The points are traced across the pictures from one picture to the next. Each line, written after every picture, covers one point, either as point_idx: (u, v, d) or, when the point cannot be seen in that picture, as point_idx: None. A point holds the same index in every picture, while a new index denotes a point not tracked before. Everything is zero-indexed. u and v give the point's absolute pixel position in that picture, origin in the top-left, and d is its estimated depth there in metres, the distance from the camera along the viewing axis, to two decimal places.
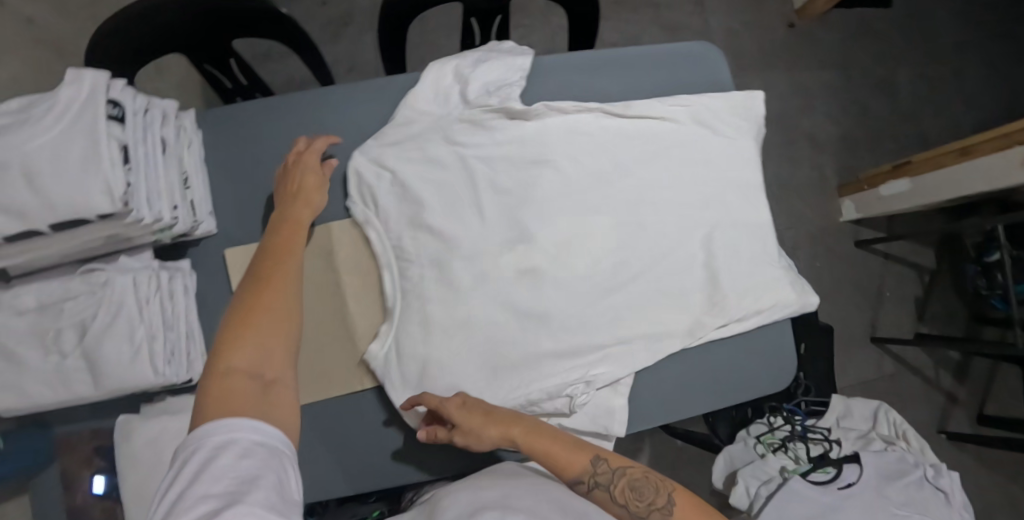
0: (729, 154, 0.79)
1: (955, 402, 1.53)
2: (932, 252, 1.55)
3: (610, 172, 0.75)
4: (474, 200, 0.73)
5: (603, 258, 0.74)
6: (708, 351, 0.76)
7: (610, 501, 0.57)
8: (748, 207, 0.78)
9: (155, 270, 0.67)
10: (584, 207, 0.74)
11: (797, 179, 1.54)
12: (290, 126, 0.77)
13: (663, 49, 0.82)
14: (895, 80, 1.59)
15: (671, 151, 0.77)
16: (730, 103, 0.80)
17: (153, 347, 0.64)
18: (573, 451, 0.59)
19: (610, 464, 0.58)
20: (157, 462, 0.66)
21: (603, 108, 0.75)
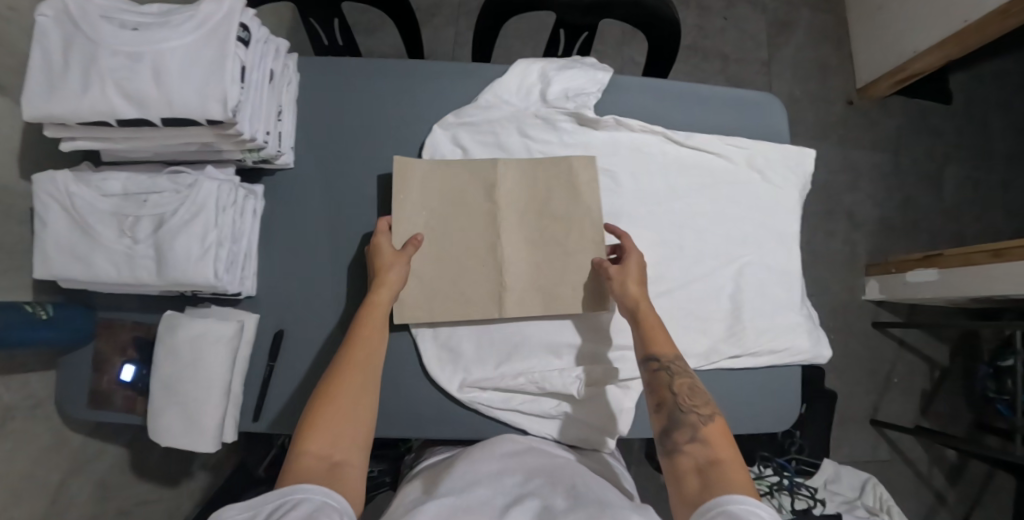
0: (775, 200, 0.83)
1: (943, 502, 1.52)
2: (948, 349, 1.55)
3: (668, 191, 0.79)
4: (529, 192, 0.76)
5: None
6: (715, 377, 0.79)
7: (667, 384, 0.62)
8: (783, 253, 0.82)
9: (235, 185, 0.72)
10: (629, 216, 0.78)
11: (828, 251, 1.56)
12: (376, 84, 0.80)
13: (742, 92, 0.86)
14: (942, 176, 1.61)
15: (725, 186, 0.81)
16: (785, 154, 0.84)
17: (218, 253, 0.68)
18: (671, 346, 0.64)
19: (688, 373, 0.63)
20: (192, 360, 0.69)
21: (666, 134, 0.79)
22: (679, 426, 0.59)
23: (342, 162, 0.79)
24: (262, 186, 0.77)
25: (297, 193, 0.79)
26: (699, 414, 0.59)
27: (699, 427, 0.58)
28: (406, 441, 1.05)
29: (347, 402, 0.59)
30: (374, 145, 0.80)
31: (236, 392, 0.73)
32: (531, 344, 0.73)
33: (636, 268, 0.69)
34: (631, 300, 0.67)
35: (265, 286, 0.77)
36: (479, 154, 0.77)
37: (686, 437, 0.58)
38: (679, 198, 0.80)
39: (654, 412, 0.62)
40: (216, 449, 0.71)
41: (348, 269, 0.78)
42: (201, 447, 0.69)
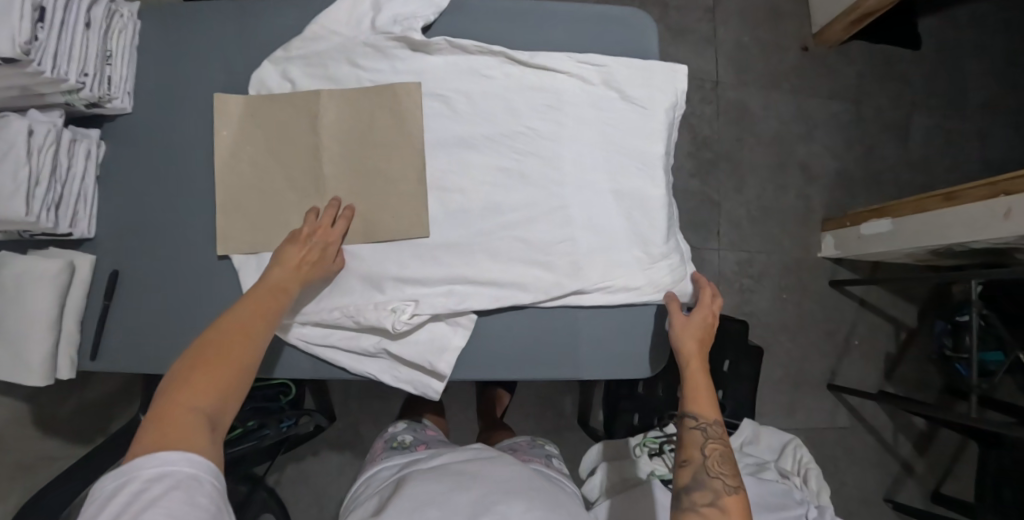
0: (636, 121, 0.77)
1: (909, 473, 1.41)
2: (916, 309, 1.45)
3: (508, 115, 0.75)
4: (355, 122, 0.73)
5: (474, 199, 0.73)
6: (562, 316, 0.74)
7: (698, 444, 0.60)
8: (643, 180, 0.76)
9: (58, 128, 0.71)
10: (464, 143, 0.74)
11: (781, 206, 1.46)
12: (217, 26, 0.80)
13: (602, 10, 0.80)
14: (909, 126, 1.50)
15: (577, 108, 0.76)
16: (648, 72, 0.77)
17: (35, 192, 0.68)
18: (713, 409, 0.62)
19: (723, 438, 0.61)
20: (15, 296, 0.70)
21: (506, 55, 0.75)
22: (699, 489, 0.57)
23: (179, 104, 0.80)
24: (98, 131, 0.78)
25: (141, 136, 0.80)
26: (722, 482, 0.57)
27: (721, 495, 0.56)
28: (287, 393, 1.06)
29: (241, 358, 0.53)
30: (211, 86, 0.80)
31: (69, 330, 0.74)
32: (351, 278, 0.71)
33: (692, 332, 0.67)
34: (682, 354, 0.66)
35: (105, 228, 0.79)
36: (306, 87, 0.74)
37: (705, 500, 0.56)
38: (523, 124, 0.75)
39: (677, 465, 0.60)
40: (46, 386, 0.71)
41: (188, 211, 0.78)
42: (28, 383, 0.70)
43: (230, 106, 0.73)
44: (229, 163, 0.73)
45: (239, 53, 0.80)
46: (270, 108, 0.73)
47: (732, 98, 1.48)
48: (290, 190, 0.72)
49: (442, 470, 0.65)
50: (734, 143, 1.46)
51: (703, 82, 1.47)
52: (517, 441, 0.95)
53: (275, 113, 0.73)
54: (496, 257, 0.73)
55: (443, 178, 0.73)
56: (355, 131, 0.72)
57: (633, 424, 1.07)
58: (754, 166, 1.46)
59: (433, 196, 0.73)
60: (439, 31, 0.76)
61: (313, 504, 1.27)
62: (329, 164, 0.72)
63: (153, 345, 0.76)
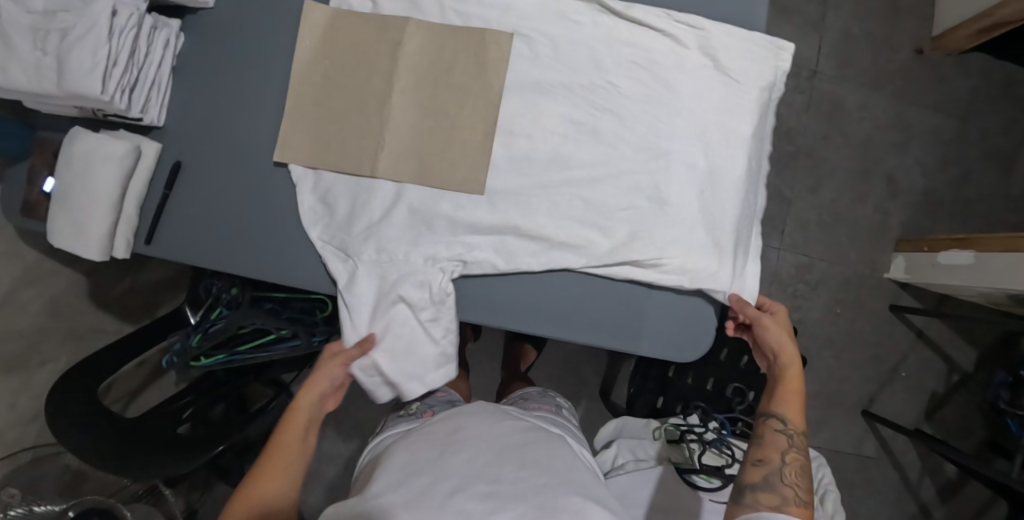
0: (728, 96, 0.71)
1: (926, 517, 1.36)
2: (976, 352, 1.35)
3: (588, 69, 0.71)
4: (433, 50, 0.70)
5: (540, 152, 0.70)
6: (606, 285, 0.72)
7: (778, 449, 0.59)
8: (722, 158, 0.71)
9: (140, 13, 0.72)
10: (538, 91, 0.71)
11: (854, 216, 1.37)
12: None
13: None
14: (1017, 156, 1.36)
15: (666, 72, 0.71)
16: (751, 47, 0.71)
17: (111, 72, 0.70)
18: (801, 417, 0.61)
19: (805, 452, 0.60)
20: (85, 170, 0.72)
21: (600, 4, 0.70)
22: (770, 490, 0.56)
23: (261, 5, 0.79)
24: (178, 22, 0.78)
25: (218, 31, 0.79)
26: (794, 492, 0.56)
27: (789, 503, 0.55)
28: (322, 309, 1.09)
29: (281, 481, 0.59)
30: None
31: (130, 212, 0.76)
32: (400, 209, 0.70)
33: (781, 334, 0.66)
34: (779, 357, 0.65)
35: (173, 118, 0.79)
36: (389, 4, 0.71)
37: (770, 501, 0.55)
38: (605, 81, 0.71)
39: (749, 462, 0.60)
40: (102, 261, 0.74)
41: (256, 116, 0.78)
42: (86, 255, 0.73)
43: (316, 13, 0.71)
44: (304, 73, 0.71)
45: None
46: (349, 21, 0.70)
47: (827, 91, 1.36)
48: (356, 110, 0.70)
49: (443, 432, 0.64)
50: (819, 140, 1.36)
51: (800, 69, 1.36)
52: (529, 390, 0.96)
53: (358, 29, 0.71)
54: (555, 214, 0.70)
55: (513, 123, 0.70)
56: (431, 64, 0.70)
57: (654, 406, 1.07)
58: (834, 169, 1.36)
59: (501, 143, 0.70)
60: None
61: (330, 420, 1.32)
62: (400, 92, 0.70)
63: (207, 238, 0.77)
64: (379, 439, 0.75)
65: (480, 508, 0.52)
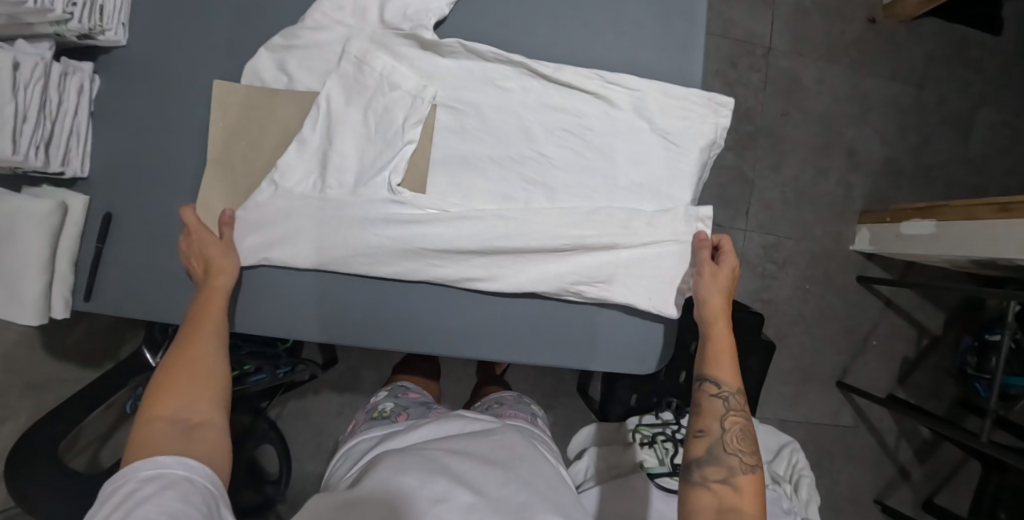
0: (665, 160, 0.69)
1: (905, 478, 1.39)
2: (944, 316, 1.38)
3: (521, 136, 0.68)
4: (353, 132, 0.67)
5: (470, 229, 0.66)
6: (566, 317, 0.72)
7: (718, 416, 0.61)
8: (666, 216, 0.69)
9: (47, 61, 0.68)
10: (468, 164, 0.68)
11: (817, 191, 1.37)
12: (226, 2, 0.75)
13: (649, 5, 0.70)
14: (972, 118, 1.37)
15: (603, 137, 0.68)
16: (688, 103, 0.68)
17: (20, 129, 0.66)
18: (735, 379, 0.63)
19: (743, 411, 0.62)
20: (8, 233, 0.69)
21: (527, 68, 0.66)
22: (714, 463, 0.58)
23: (178, 79, 0.75)
24: (91, 65, 0.74)
25: (133, 73, 0.75)
26: (739, 459, 0.58)
27: (736, 472, 0.57)
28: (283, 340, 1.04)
29: (198, 356, 0.60)
30: (207, 65, 0.74)
31: (64, 270, 0.73)
32: (335, 291, 0.70)
33: (716, 292, 0.65)
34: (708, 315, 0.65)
35: (99, 166, 0.76)
36: (306, 82, 0.69)
37: (717, 476, 0.57)
38: (537, 151, 0.68)
39: (693, 436, 0.61)
40: (40, 324, 0.71)
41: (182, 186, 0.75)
42: (23, 320, 0.70)
43: (228, 94, 0.69)
44: (223, 155, 0.69)
45: (240, 31, 0.73)
46: (262, 105, 0.69)
47: (784, 68, 1.35)
48: (279, 198, 0.67)
49: (431, 446, 0.63)
50: (778, 119, 1.35)
51: (754, 47, 1.34)
52: (504, 395, 0.95)
53: (275, 110, 0.70)
54: (491, 283, 0.68)
55: (448, 204, 0.67)
56: (352, 147, 0.67)
57: (630, 404, 1.05)
58: (794, 145, 1.35)
59: (427, 220, 0.67)
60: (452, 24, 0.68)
61: (310, 442, 1.31)
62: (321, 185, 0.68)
63: (147, 289, 0.75)
64: (350, 444, 0.76)
65: (427, 502, 0.53)
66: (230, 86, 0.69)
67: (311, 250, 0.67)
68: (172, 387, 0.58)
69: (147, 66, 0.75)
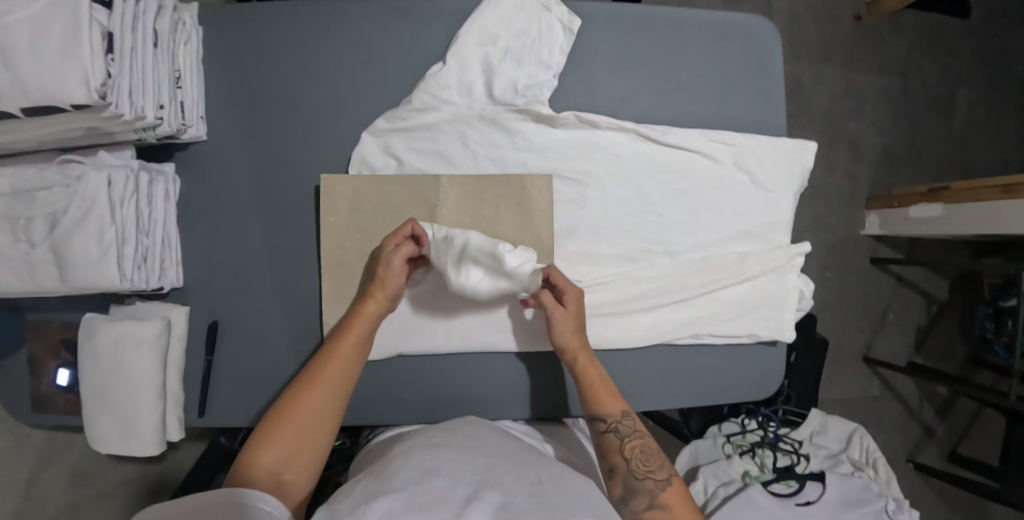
0: (764, 205, 0.75)
1: (931, 436, 1.53)
2: (947, 284, 1.51)
3: (636, 198, 0.71)
4: (477, 213, 0.68)
5: (601, 296, 0.70)
6: (694, 364, 0.74)
7: (618, 449, 0.60)
8: (771, 259, 0.74)
9: (135, 171, 0.63)
10: (591, 230, 0.70)
11: (827, 184, 1.46)
12: (312, 88, 0.71)
13: (727, 61, 0.76)
14: (953, 100, 1.49)
15: (706, 190, 0.73)
16: (780, 151, 0.74)
17: (123, 251, 0.62)
18: (618, 408, 0.63)
19: (637, 433, 0.61)
20: (118, 364, 0.66)
21: (638, 132, 0.70)
22: (634, 496, 0.57)
23: (274, 175, 0.71)
24: (173, 165, 0.69)
25: (218, 169, 0.71)
26: (654, 481, 0.57)
27: (656, 493, 0.56)
28: None
29: (313, 405, 0.56)
30: (302, 160, 0.71)
31: (175, 390, 0.70)
32: (464, 370, 0.71)
33: (566, 324, 0.65)
34: (570, 358, 0.65)
35: (192, 273, 0.71)
36: (417, 164, 0.69)
37: (642, 505, 0.56)
38: (654, 212, 0.72)
39: (609, 478, 0.61)
40: (158, 451, 0.69)
41: (283, 286, 0.72)
42: (143, 451, 0.67)
43: (340, 188, 0.67)
44: (337, 250, 0.68)
45: (331, 115, 0.71)
46: (375, 196, 0.68)
47: (784, 72, 1.43)
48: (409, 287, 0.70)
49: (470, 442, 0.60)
50: None
51: None
52: None
53: (387, 197, 0.68)
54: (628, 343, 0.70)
55: (577, 271, 0.70)
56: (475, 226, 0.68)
57: (708, 415, 1.10)
58: None
59: None
60: (562, 94, 0.72)
61: None
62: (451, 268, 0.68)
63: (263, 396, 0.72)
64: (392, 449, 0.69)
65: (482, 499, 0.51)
66: (338, 179, 0.67)
67: (444, 333, 0.70)
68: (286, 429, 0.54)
69: (232, 162, 0.71)
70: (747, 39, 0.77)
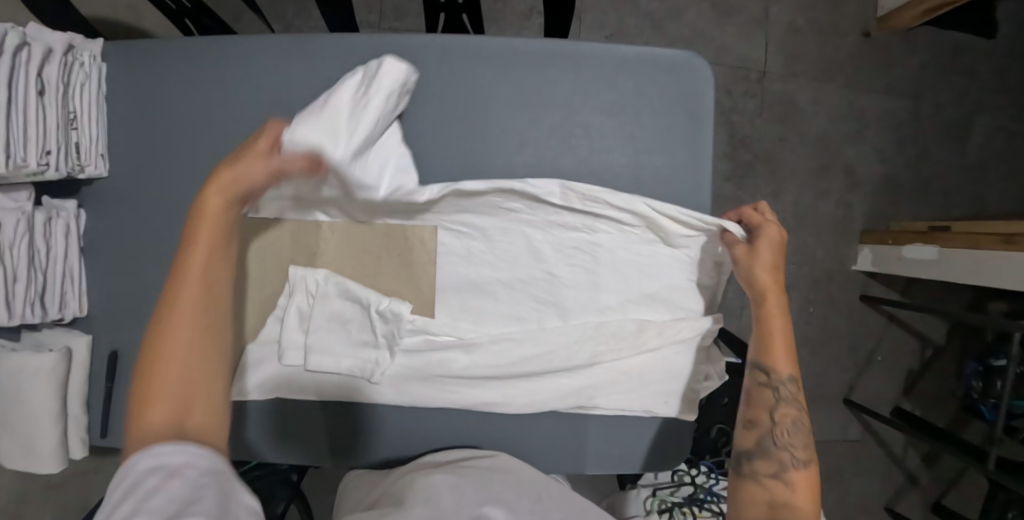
0: (673, 265, 0.69)
1: (913, 485, 1.43)
2: (945, 327, 1.39)
3: (526, 254, 0.68)
4: (358, 267, 0.67)
5: (483, 358, 0.69)
6: (585, 430, 0.71)
7: (767, 406, 0.62)
8: (673, 330, 0.69)
9: (27, 213, 0.65)
10: (475, 285, 0.68)
11: (818, 213, 1.35)
12: (212, 125, 0.71)
13: (643, 109, 0.71)
14: (969, 126, 1.35)
15: (608, 247, 0.68)
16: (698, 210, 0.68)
17: (15, 290, 0.64)
18: (791, 368, 0.62)
19: (795, 403, 0.62)
20: (15, 392, 0.68)
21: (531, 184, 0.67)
22: (766, 454, 0.60)
23: (173, 210, 0.72)
24: (74, 202, 0.71)
25: (120, 204, 0.73)
26: (790, 454, 0.59)
27: (787, 468, 0.59)
28: None
29: (177, 335, 0.44)
30: (197, 201, 0.72)
31: (76, 415, 0.73)
32: (350, 422, 0.70)
33: (768, 262, 0.63)
34: (758, 292, 0.63)
35: (95, 302, 0.74)
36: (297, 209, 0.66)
37: (768, 470, 0.59)
38: (546, 270, 0.68)
39: (744, 426, 0.63)
40: (60, 469, 0.72)
41: None
42: (44, 469, 0.71)
43: None
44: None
45: (228, 153, 0.71)
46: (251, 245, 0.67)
47: (778, 90, 1.32)
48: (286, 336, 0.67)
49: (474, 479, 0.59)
50: (776, 143, 1.33)
51: (749, 72, 1.32)
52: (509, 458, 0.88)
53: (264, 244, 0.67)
54: (507, 408, 0.68)
55: (459, 326, 0.69)
56: (356, 275, 0.67)
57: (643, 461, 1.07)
58: (792, 169, 1.33)
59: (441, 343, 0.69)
60: (448, 140, 0.70)
61: None
62: (328, 319, 0.67)
63: None
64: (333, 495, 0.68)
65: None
66: None
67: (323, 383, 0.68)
68: (165, 373, 0.43)
69: (131, 195, 0.73)
70: (664, 85, 0.71)
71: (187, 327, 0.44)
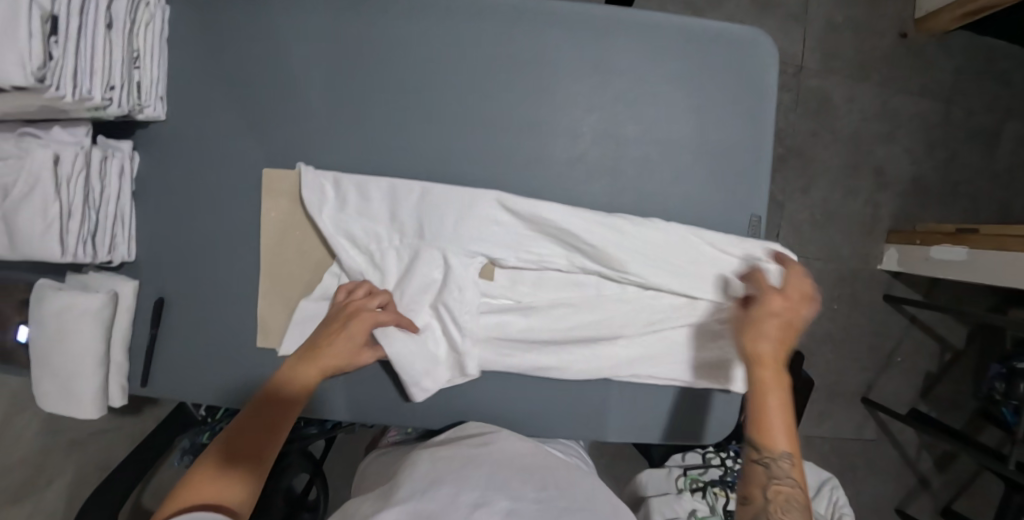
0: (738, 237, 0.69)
1: (925, 487, 1.44)
2: (965, 331, 1.40)
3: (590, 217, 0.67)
4: (422, 222, 0.66)
5: (542, 320, 0.69)
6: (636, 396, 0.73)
7: (760, 483, 0.52)
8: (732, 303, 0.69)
9: (85, 149, 0.63)
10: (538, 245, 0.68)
11: (846, 211, 1.36)
12: (275, 72, 0.70)
13: (712, 79, 0.71)
14: (999, 132, 1.36)
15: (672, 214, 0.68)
16: None
17: (69, 225, 0.63)
18: (787, 443, 0.53)
19: (798, 482, 0.52)
20: (62, 331, 0.67)
21: None
22: None
23: (231, 158, 0.71)
24: (130, 143, 0.70)
25: (176, 149, 0.72)
26: None
27: None
28: None
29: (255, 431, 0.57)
30: (255, 150, 0.71)
31: (119, 361, 0.71)
32: (398, 379, 0.72)
33: (773, 319, 0.58)
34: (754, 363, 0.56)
35: (144, 248, 0.73)
36: None
37: None
38: None
39: (739, 504, 0.54)
40: (99, 416, 0.70)
41: (232, 269, 0.72)
42: (82, 414, 0.69)
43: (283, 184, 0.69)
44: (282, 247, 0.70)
45: (290, 102, 0.70)
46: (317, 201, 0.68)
47: (814, 86, 1.33)
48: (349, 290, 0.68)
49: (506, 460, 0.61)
50: (808, 139, 1.33)
51: (785, 66, 1.32)
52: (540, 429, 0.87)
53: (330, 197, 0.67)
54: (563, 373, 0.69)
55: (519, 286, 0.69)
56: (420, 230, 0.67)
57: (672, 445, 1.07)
58: (824, 165, 1.34)
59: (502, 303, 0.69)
60: (516, 100, 0.69)
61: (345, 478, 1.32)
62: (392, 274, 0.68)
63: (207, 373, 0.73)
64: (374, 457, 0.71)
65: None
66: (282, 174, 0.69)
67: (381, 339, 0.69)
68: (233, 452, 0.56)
69: (188, 140, 0.72)
70: (733, 57, 0.71)
71: (247, 446, 0.57)
